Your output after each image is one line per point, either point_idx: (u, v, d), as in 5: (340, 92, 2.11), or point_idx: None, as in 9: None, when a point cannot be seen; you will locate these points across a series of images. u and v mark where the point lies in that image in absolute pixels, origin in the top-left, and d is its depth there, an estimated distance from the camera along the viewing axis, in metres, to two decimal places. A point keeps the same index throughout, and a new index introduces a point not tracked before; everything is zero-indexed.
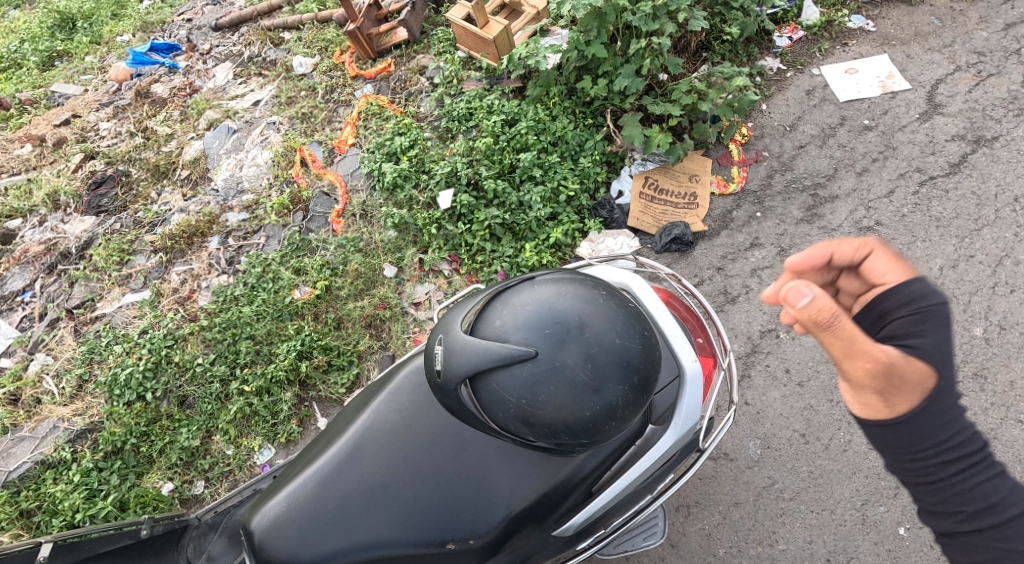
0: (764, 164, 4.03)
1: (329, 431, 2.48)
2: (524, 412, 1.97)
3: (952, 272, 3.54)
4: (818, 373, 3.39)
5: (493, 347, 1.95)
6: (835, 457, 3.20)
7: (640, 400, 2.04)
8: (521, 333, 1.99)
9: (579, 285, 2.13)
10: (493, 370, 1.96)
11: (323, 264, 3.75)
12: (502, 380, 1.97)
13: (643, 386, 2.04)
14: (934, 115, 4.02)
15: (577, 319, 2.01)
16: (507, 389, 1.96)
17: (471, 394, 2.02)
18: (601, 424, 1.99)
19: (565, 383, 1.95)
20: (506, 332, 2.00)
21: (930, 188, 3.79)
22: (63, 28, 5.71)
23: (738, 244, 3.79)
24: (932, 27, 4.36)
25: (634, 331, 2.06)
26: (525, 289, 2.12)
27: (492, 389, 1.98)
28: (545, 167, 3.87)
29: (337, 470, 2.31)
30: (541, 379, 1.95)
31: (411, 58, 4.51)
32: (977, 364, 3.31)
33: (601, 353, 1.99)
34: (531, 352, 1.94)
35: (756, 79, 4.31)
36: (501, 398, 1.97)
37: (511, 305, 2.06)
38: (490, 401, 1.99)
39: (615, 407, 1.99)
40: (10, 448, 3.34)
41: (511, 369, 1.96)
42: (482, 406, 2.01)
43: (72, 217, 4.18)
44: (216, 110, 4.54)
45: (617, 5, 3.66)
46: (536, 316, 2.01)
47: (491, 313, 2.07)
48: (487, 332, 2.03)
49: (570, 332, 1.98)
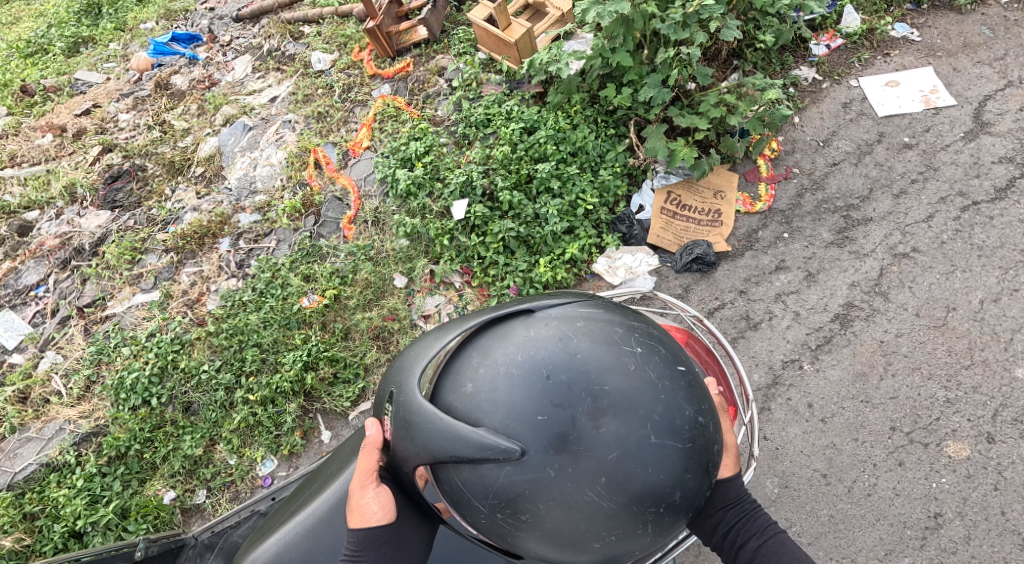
0: (794, 182, 3.84)
1: (323, 474, 2.43)
2: (514, 521, 1.80)
3: (994, 306, 3.35)
4: (843, 409, 3.24)
5: (465, 434, 1.78)
6: (858, 501, 3.06)
7: (679, 520, 1.84)
8: (501, 414, 1.80)
9: (595, 342, 1.87)
10: (460, 465, 1.81)
11: (333, 271, 3.69)
12: (468, 474, 1.81)
13: (685, 502, 1.82)
14: (980, 134, 3.78)
15: (589, 405, 1.77)
16: (484, 489, 1.80)
17: (432, 473, 1.91)
18: (618, 551, 1.82)
19: (569, 498, 1.75)
20: (481, 409, 1.82)
21: (974, 214, 3.57)
22: (88, 14, 5.78)
23: (763, 267, 3.63)
24: (983, 37, 4.10)
25: (677, 426, 1.81)
26: (521, 343, 1.89)
27: (463, 484, 1.83)
28: (563, 179, 3.74)
29: (327, 518, 2.27)
30: (532, 486, 1.76)
31: (430, 58, 4.44)
32: (1017, 409, 3.13)
33: (625, 457, 1.75)
34: (514, 451, 1.74)
35: (788, 90, 4.12)
36: (476, 495, 1.82)
37: (490, 364, 1.87)
38: (461, 495, 1.85)
39: (635, 528, 1.79)
40: (17, 449, 3.37)
41: (481, 468, 1.79)
42: (456, 498, 1.87)
43: (88, 211, 4.21)
44: (233, 106, 4.55)
45: (645, 12, 3.49)
46: (529, 396, 1.79)
47: (469, 373, 1.89)
48: (456, 399, 1.87)
49: (575, 423, 1.76)
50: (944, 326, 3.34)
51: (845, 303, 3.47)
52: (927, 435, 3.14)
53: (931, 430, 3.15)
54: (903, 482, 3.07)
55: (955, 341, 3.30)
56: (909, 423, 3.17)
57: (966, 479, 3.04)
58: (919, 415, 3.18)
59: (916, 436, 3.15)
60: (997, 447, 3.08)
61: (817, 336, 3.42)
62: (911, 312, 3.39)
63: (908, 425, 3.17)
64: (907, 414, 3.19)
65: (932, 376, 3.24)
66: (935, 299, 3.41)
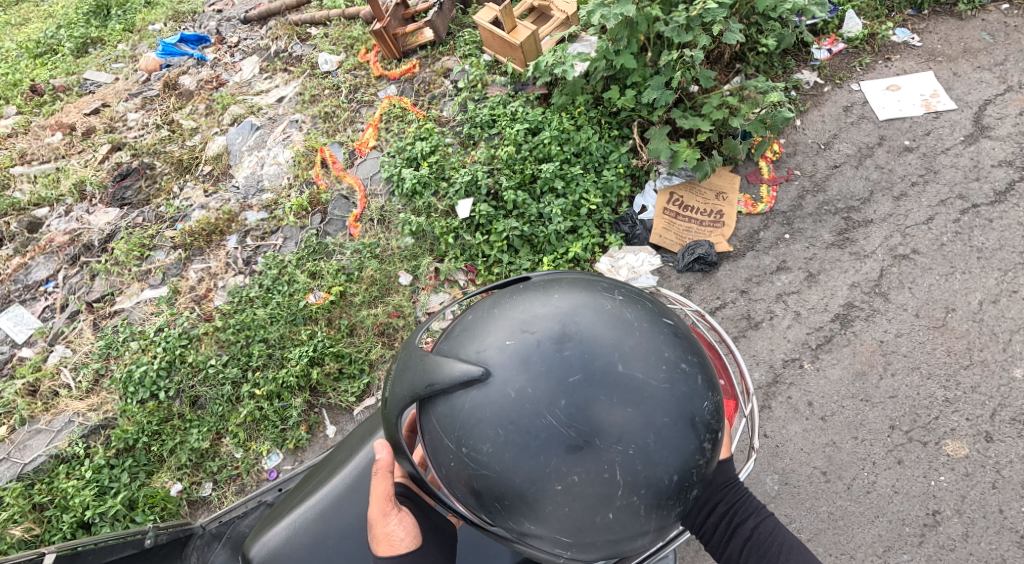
0: (795, 184, 3.88)
1: (336, 456, 2.51)
2: (478, 453, 1.83)
3: (992, 307, 3.38)
4: (842, 408, 3.27)
5: (436, 362, 1.88)
6: (858, 498, 3.09)
7: (659, 473, 1.80)
8: (475, 344, 1.90)
9: (574, 286, 1.99)
10: (433, 398, 1.91)
11: (339, 269, 3.74)
12: (441, 405, 1.89)
13: (660, 448, 1.79)
14: (980, 137, 3.82)
15: (558, 331, 1.84)
16: (452, 418, 1.86)
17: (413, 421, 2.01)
18: (585, 499, 1.78)
19: (528, 421, 1.78)
20: (460, 345, 1.94)
21: (973, 217, 3.61)
22: (97, 15, 5.85)
23: (764, 267, 3.67)
24: (983, 43, 4.15)
25: (652, 363, 1.84)
26: (507, 293, 2.04)
27: (436, 418, 1.90)
28: (567, 179, 3.79)
29: (340, 500, 2.35)
30: (495, 411, 1.81)
31: (436, 60, 4.49)
32: (1016, 409, 3.16)
33: (587, 380, 1.78)
34: (476, 371, 1.82)
35: (790, 94, 4.16)
36: (446, 427, 1.88)
37: (478, 311, 2.01)
38: (435, 433, 1.91)
39: (599, 469, 1.76)
40: (27, 440, 3.43)
41: (450, 399, 1.87)
42: (430, 438, 1.93)
43: (97, 208, 4.27)
44: (241, 105, 4.60)
45: (649, 15, 3.56)
46: (502, 327, 1.90)
47: (458, 322, 2.04)
48: (444, 343, 2.00)
49: (540, 346, 1.83)
50: (944, 326, 3.37)
51: (845, 304, 3.51)
52: (925, 434, 3.17)
53: (930, 429, 3.17)
54: (903, 480, 3.10)
55: (954, 341, 3.33)
56: (909, 422, 3.20)
57: (964, 477, 3.07)
58: (917, 414, 3.21)
59: (915, 435, 3.17)
60: (996, 446, 3.10)
61: (817, 335, 3.45)
62: (910, 313, 3.43)
63: (907, 424, 3.20)
64: (907, 413, 3.22)
65: (931, 375, 3.27)
66: (934, 300, 3.44)
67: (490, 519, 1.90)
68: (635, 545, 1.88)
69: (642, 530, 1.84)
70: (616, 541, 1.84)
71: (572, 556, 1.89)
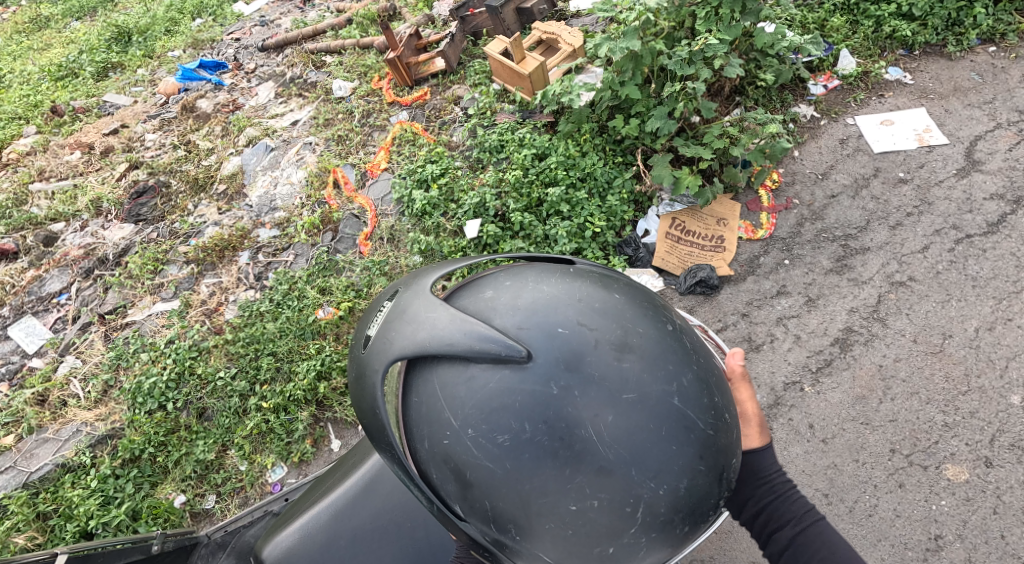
0: (794, 212, 4.00)
1: (348, 460, 2.69)
2: (491, 442, 1.82)
3: (988, 334, 3.42)
4: (843, 430, 3.29)
5: (468, 326, 1.86)
6: (859, 521, 3.07)
7: (674, 520, 1.86)
8: (516, 319, 1.91)
9: (632, 295, 2.04)
10: (447, 367, 1.89)
11: (348, 285, 3.82)
12: (459, 374, 1.87)
13: (688, 495, 1.86)
14: (972, 171, 3.94)
15: (619, 340, 1.89)
16: (465, 393, 1.86)
17: (406, 379, 1.96)
18: (594, 526, 1.82)
19: (567, 426, 1.79)
20: (496, 314, 1.94)
21: (968, 247, 3.69)
22: (119, 41, 6.06)
23: (765, 291, 3.75)
24: (972, 82, 4.32)
25: (703, 406, 1.91)
26: (555, 276, 2.05)
27: (445, 387, 1.88)
28: (572, 203, 3.89)
29: (351, 503, 2.54)
30: (529, 404, 1.81)
31: (447, 88, 4.68)
32: (1014, 435, 3.15)
33: (636, 400, 1.83)
34: (522, 354, 1.83)
35: (789, 126, 4.31)
36: (455, 400, 1.86)
37: (519, 283, 2.02)
38: (437, 402, 1.89)
39: (623, 502, 1.81)
40: (34, 449, 3.53)
41: (470, 372, 1.86)
42: (428, 406, 1.90)
43: (112, 224, 4.42)
44: (256, 128, 4.77)
45: (653, 49, 3.73)
46: (554, 313, 1.92)
47: (489, 286, 2.04)
48: (478, 302, 1.99)
49: (591, 348, 1.86)
50: (941, 352, 3.40)
51: (844, 328, 3.56)
52: (926, 458, 3.17)
53: (930, 453, 3.17)
54: (904, 504, 3.08)
55: (951, 367, 3.36)
56: (909, 446, 3.20)
57: (965, 502, 3.05)
58: (918, 438, 3.21)
59: (915, 459, 3.17)
60: (996, 471, 3.09)
61: (817, 359, 3.50)
62: (908, 338, 3.47)
63: (908, 447, 3.20)
64: (907, 437, 3.22)
65: (930, 400, 3.29)
66: (931, 326, 3.49)
67: (462, 515, 1.90)
68: None
69: None
70: None
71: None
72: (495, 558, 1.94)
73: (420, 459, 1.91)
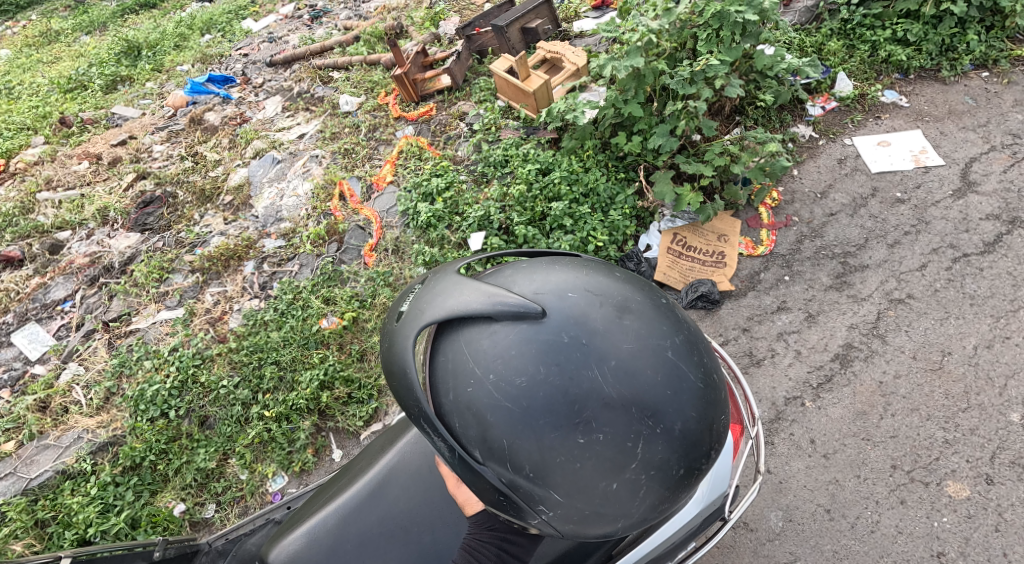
0: (794, 229, 4.05)
1: (355, 466, 2.71)
2: (508, 384, 1.90)
3: (987, 352, 3.45)
4: (844, 446, 3.30)
5: (490, 290, 1.95)
6: (861, 537, 3.08)
7: (670, 458, 1.93)
8: (531, 286, 2.01)
9: (634, 274, 2.16)
10: (471, 327, 1.97)
11: (352, 295, 3.84)
12: (480, 331, 1.95)
13: (683, 437, 1.93)
14: (968, 193, 4.01)
15: (622, 303, 2.00)
16: (488, 345, 1.94)
17: (431, 345, 2.03)
18: (600, 459, 1.89)
19: (575, 368, 1.89)
20: (515, 286, 2.03)
21: (965, 266, 3.75)
22: (128, 55, 6.15)
23: (765, 307, 3.79)
24: (966, 106, 4.41)
25: (694, 361, 2.00)
26: (564, 258, 2.17)
27: (468, 342, 1.96)
28: (576, 218, 3.93)
29: (359, 507, 2.55)
30: (541, 349, 1.90)
31: (452, 104, 4.76)
32: (1014, 452, 3.18)
33: (636, 349, 1.93)
34: (537, 310, 1.92)
35: (788, 145, 4.39)
36: (478, 353, 1.94)
37: (533, 262, 2.13)
38: (461, 356, 1.96)
39: (624, 438, 1.89)
40: (34, 455, 3.52)
41: (492, 329, 1.94)
42: (453, 364, 1.97)
43: (118, 233, 4.46)
44: (263, 140, 4.84)
45: (656, 68, 3.80)
46: (565, 280, 2.03)
47: (506, 267, 2.14)
48: (496, 278, 2.09)
49: (598, 307, 1.97)
50: (940, 369, 3.44)
51: (845, 344, 3.60)
52: (927, 475, 3.18)
53: (932, 469, 3.19)
54: (906, 520, 3.09)
55: (951, 384, 3.39)
56: (910, 462, 3.22)
57: (967, 519, 3.05)
58: (919, 454, 3.23)
59: (916, 475, 3.19)
60: (997, 489, 3.10)
61: (817, 375, 3.53)
62: (908, 355, 3.51)
63: (909, 463, 3.21)
64: (908, 453, 3.24)
65: (930, 417, 3.31)
66: (930, 344, 3.52)
67: (481, 458, 1.94)
68: (613, 526, 1.98)
69: (630, 512, 1.95)
70: (603, 514, 1.94)
71: (552, 520, 1.97)
72: (510, 506, 1.97)
73: (443, 411, 1.97)
